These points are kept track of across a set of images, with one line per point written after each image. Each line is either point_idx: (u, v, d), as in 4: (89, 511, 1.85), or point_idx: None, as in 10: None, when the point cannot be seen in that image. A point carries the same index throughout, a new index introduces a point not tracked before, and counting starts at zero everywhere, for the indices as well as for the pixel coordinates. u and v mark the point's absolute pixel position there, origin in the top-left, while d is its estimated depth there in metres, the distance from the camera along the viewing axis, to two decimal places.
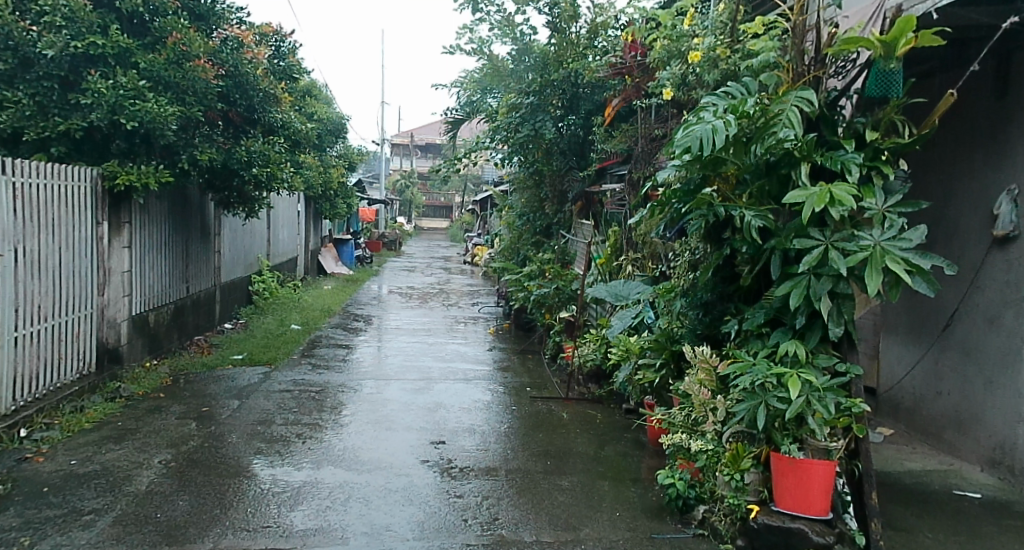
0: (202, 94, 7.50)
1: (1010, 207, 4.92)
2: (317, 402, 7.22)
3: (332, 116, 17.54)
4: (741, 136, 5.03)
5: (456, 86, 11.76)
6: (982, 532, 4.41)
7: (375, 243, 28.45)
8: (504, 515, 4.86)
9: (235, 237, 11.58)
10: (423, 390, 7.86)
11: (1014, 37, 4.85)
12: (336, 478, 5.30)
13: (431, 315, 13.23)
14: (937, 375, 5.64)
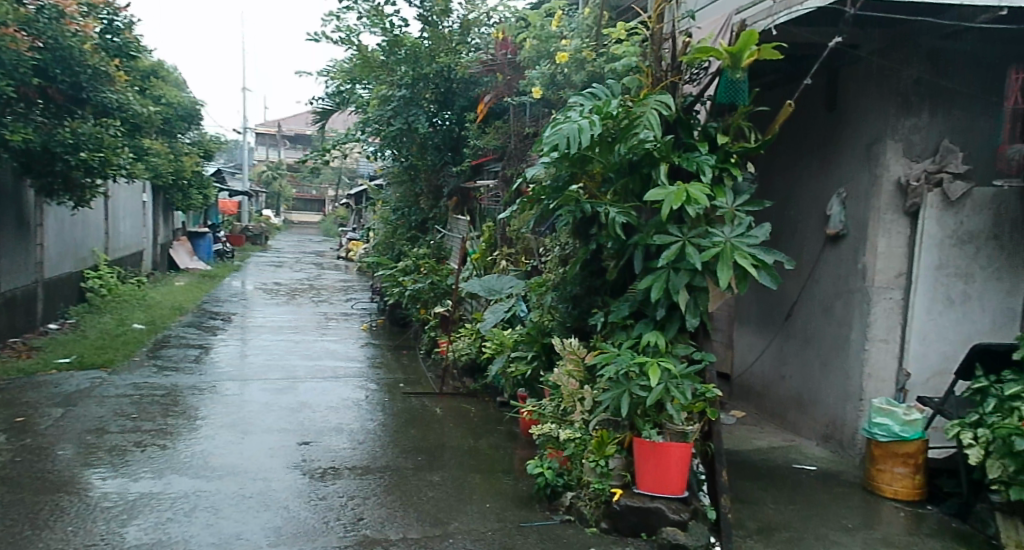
0: (13, 66, 7.16)
1: (839, 208, 5.37)
2: (161, 407, 6.95)
3: (185, 101, 16.74)
4: (606, 136, 5.29)
5: (323, 75, 11.51)
6: (817, 500, 4.90)
7: (237, 237, 27.37)
8: (369, 514, 4.90)
9: (61, 228, 10.92)
10: (286, 390, 7.73)
11: (841, 56, 5.31)
12: (182, 487, 5.17)
13: (298, 312, 12.93)
14: (781, 360, 6.11)
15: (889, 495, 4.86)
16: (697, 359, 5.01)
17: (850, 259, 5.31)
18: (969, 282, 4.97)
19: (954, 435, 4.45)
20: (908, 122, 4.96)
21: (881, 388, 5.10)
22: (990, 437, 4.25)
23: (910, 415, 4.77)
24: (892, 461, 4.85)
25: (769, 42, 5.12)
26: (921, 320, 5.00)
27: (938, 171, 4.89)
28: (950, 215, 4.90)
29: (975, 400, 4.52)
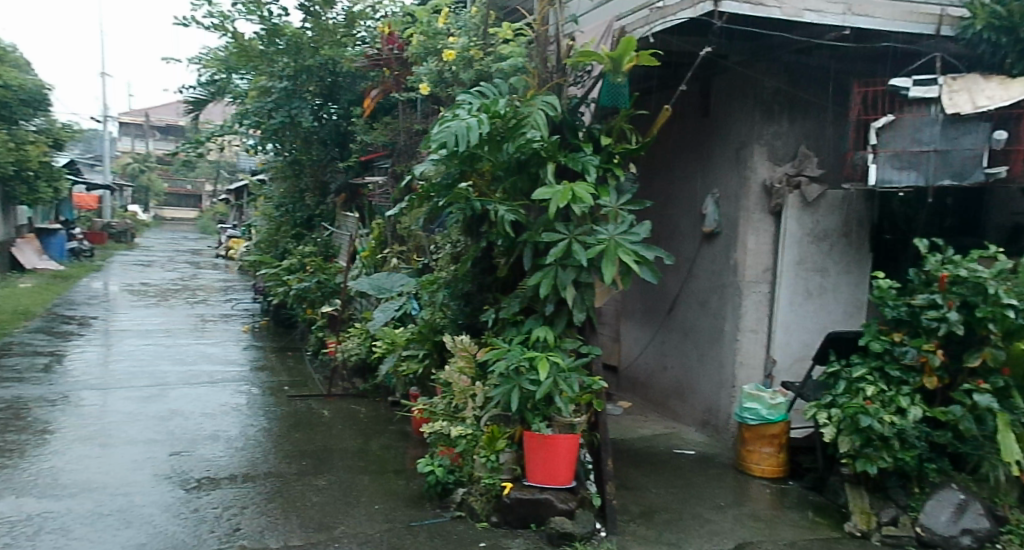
0: None
1: (713, 207, 5.67)
2: (4, 422, 6.54)
3: (31, 84, 15.57)
4: (494, 135, 5.37)
5: (195, 64, 11.09)
6: (695, 482, 5.22)
7: (98, 235, 25.83)
8: (246, 524, 4.81)
9: None
10: (154, 399, 7.43)
11: (711, 65, 5.62)
12: (30, 508, 4.90)
13: (168, 315, 12.38)
14: (664, 352, 6.39)
15: (757, 473, 5.21)
16: (585, 353, 5.18)
17: (723, 256, 5.62)
18: (824, 276, 5.36)
19: (811, 416, 4.84)
20: (771, 128, 5.30)
21: (751, 374, 5.45)
22: (842, 416, 4.64)
23: (776, 399, 5.09)
24: (760, 441, 5.20)
25: (646, 49, 5.41)
26: (785, 311, 5.35)
27: (797, 174, 5.28)
28: (807, 214, 5.26)
29: (830, 383, 4.88)
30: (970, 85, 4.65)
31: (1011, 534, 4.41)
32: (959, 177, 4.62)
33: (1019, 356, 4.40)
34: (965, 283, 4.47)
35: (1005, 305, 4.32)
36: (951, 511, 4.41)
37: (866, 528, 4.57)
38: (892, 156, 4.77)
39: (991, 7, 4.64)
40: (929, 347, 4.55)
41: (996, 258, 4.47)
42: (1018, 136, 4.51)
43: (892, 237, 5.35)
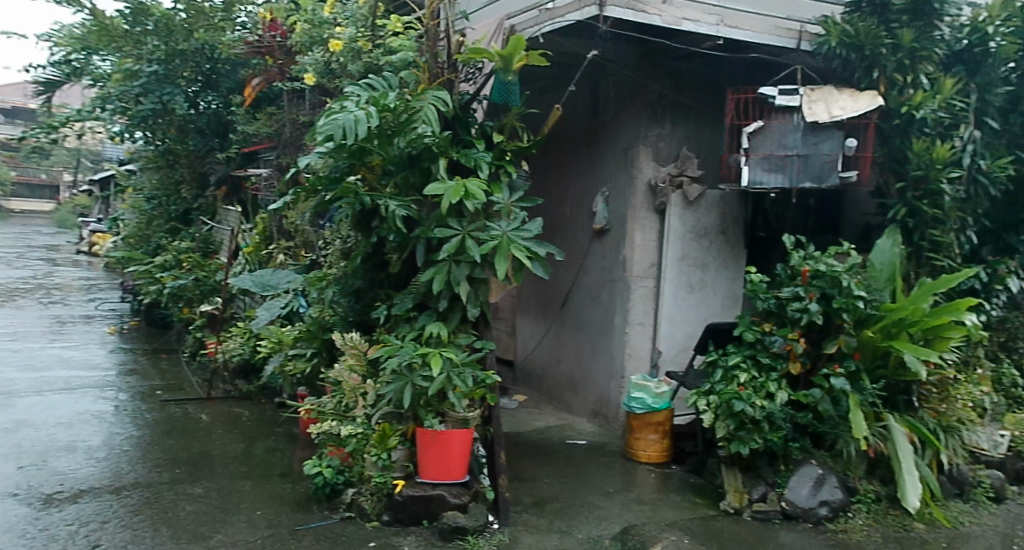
0: None
1: (603, 205, 5.85)
2: None
3: None
4: (384, 129, 5.36)
5: (47, 42, 10.28)
6: (586, 471, 5.42)
7: None
8: (108, 539, 4.56)
9: None
10: (4, 408, 6.90)
11: (599, 66, 5.80)
12: None
13: (23, 316, 11.51)
14: (558, 346, 6.54)
15: (643, 460, 5.44)
16: (478, 347, 5.25)
17: (611, 252, 5.82)
18: (704, 271, 5.67)
19: (692, 402, 5.10)
20: (655, 130, 5.54)
21: (637, 364, 5.62)
22: (719, 402, 4.94)
23: (660, 388, 5.34)
24: (645, 430, 5.43)
25: (535, 48, 5.55)
26: (669, 304, 5.61)
27: (679, 174, 5.52)
28: (688, 213, 5.57)
29: (709, 372, 5.17)
30: (826, 95, 4.95)
31: (861, 503, 4.80)
32: (818, 180, 4.91)
33: (867, 342, 4.75)
34: (824, 277, 4.80)
35: (856, 296, 4.71)
36: (810, 485, 4.77)
37: (739, 506, 4.89)
38: (762, 158, 5.03)
39: (842, 26, 4.97)
40: (793, 336, 4.86)
41: (849, 254, 4.84)
42: (866, 143, 4.94)
43: (764, 235, 5.71)
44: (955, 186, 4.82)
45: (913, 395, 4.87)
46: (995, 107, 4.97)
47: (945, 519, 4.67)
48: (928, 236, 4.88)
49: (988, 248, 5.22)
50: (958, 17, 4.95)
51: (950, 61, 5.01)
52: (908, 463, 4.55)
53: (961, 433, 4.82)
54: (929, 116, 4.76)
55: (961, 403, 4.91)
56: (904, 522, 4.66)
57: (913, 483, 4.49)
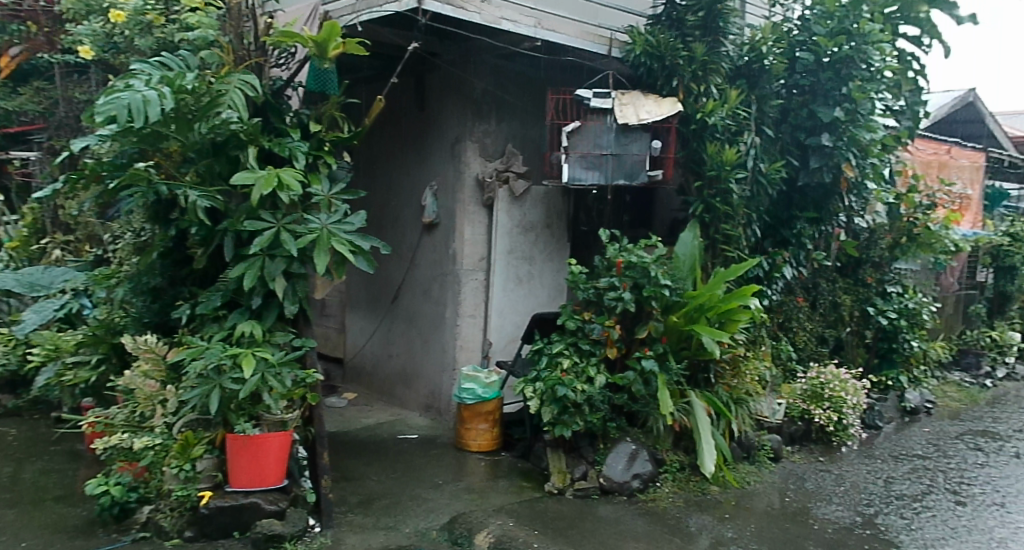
0: None
1: (432, 199, 5.92)
2: None
3: None
4: (184, 113, 4.92)
5: None
6: (414, 464, 5.48)
7: None
8: None
9: None
10: None
11: (422, 58, 5.90)
12: None
13: None
14: (388, 341, 6.52)
15: (474, 449, 5.66)
16: (297, 346, 5.05)
17: (441, 245, 5.91)
18: (531, 264, 5.96)
19: (519, 390, 5.30)
20: (482, 126, 5.72)
21: (468, 356, 5.80)
22: (544, 389, 5.17)
23: (490, 378, 5.59)
24: (476, 420, 5.65)
25: (353, 36, 5.39)
26: (499, 297, 5.83)
27: (505, 170, 5.79)
28: (516, 208, 5.83)
29: (535, 359, 5.43)
30: (634, 100, 5.38)
31: (668, 473, 5.25)
32: (630, 178, 5.34)
33: (672, 327, 5.21)
34: (635, 268, 5.22)
35: (663, 285, 5.15)
36: (625, 461, 5.14)
37: (562, 486, 5.12)
38: (580, 157, 5.33)
39: (646, 36, 5.44)
40: (610, 323, 5.24)
41: (656, 246, 5.29)
42: (669, 146, 5.42)
43: (587, 229, 6.22)
44: (741, 186, 5.38)
45: (711, 372, 5.41)
46: (771, 117, 5.58)
47: (735, 480, 5.24)
48: (721, 229, 5.42)
49: (768, 241, 5.89)
50: (740, 36, 5.56)
51: (734, 75, 5.58)
52: (706, 433, 5.08)
53: (748, 403, 5.43)
54: (719, 123, 5.27)
55: (749, 378, 5.49)
56: (702, 486, 5.17)
57: (710, 450, 5.01)
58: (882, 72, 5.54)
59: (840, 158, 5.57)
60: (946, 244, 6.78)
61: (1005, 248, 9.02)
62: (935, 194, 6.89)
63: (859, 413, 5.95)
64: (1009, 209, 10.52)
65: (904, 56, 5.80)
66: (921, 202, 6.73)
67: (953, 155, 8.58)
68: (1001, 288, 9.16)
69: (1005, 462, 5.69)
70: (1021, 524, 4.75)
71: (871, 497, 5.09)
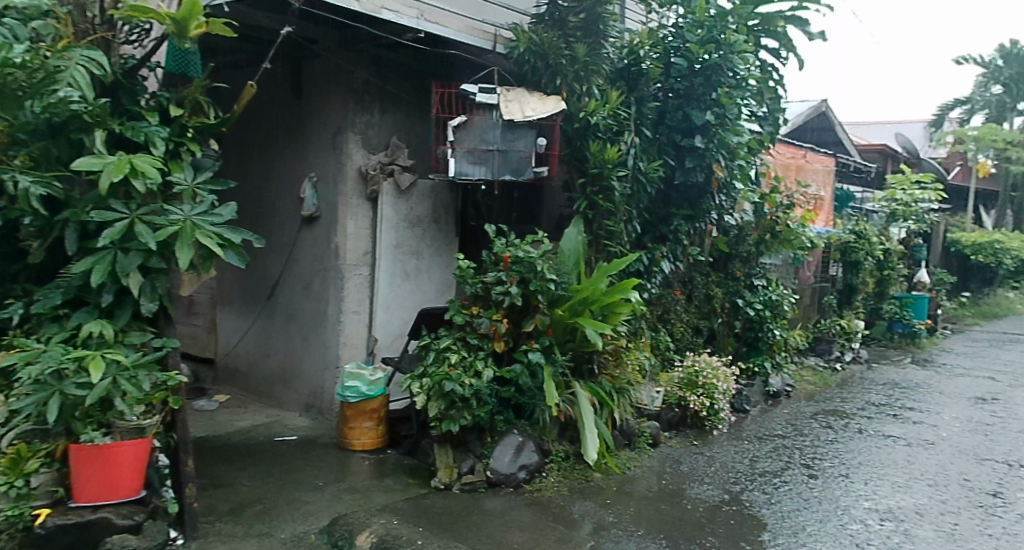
0: None
1: (312, 191, 5.94)
2: None
3: None
4: (11, 88, 4.27)
5: None
6: (293, 467, 5.27)
7: None
8: None
9: None
10: None
11: (300, 46, 5.87)
12: None
13: None
14: (265, 339, 6.43)
15: (358, 448, 5.54)
16: (158, 346, 4.42)
17: (322, 239, 5.95)
18: (419, 259, 6.14)
19: (406, 387, 5.26)
20: (364, 118, 5.80)
21: (354, 353, 5.89)
22: (431, 384, 5.15)
23: (375, 375, 5.54)
24: (360, 417, 5.55)
25: (219, 17, 5.12)
26: (385, 292, 5.97)
27: (390, 163, 5.89)
28: (401, 202, 5.97)
29: (422, 355, 5.40)
30: (519, 97, 5.55)
31: (554, 463, 5.37)
32: (516, 173, 5.52)
33: (557, 320, 5.34)
34: (522, 263, 5.33)
35: (548, 279, 5.29)
36: (511, 453, 5.19)
37: (448, 481, 5.10)
38: (467, 152, 5.45)
39: (530, 34, 5.60)
40: (498, 317, 5.29)
41: (542, 242, 5.45)
42: (553, 142, 5.67)
43: (475, 224, 6.43)
44: (622, 183, 5.71)
45: (595, 363, 5.66)
46: (649, 119, 6.00)
47: (616, 466, 5.46)
48: (604, 225, 5.72)
49: (648, 237, 6.29)
50: (619, 39, 5.93)
51: (614, 76, 5.96)
52: (590, 422, 5.25)
53: (629, 393, 5.71)
54: (600, 122, 5.58)
55: (630, 367, 5.82)
56: (585, 474, 5.34)
57: (592, 438, 5.19)
58: (745, 80, 6.08)
59: (711, 159, 6.12)
60: (802, 241, 7.46)
61: (851, 245, 9.97)
62: (793, 195, 7.60)
63: (728, 398, 6.46)
64: (855, 210, 11.81)
65: (765, 67, 6.40)
66: (782, 202, 7.43)
67: (807, 159, 9.57)
68: (848, 282, 10.07)
69: (849, 439, 6.32)
70: (861, 492, 5.28)
71: (737, 475, 5.48)
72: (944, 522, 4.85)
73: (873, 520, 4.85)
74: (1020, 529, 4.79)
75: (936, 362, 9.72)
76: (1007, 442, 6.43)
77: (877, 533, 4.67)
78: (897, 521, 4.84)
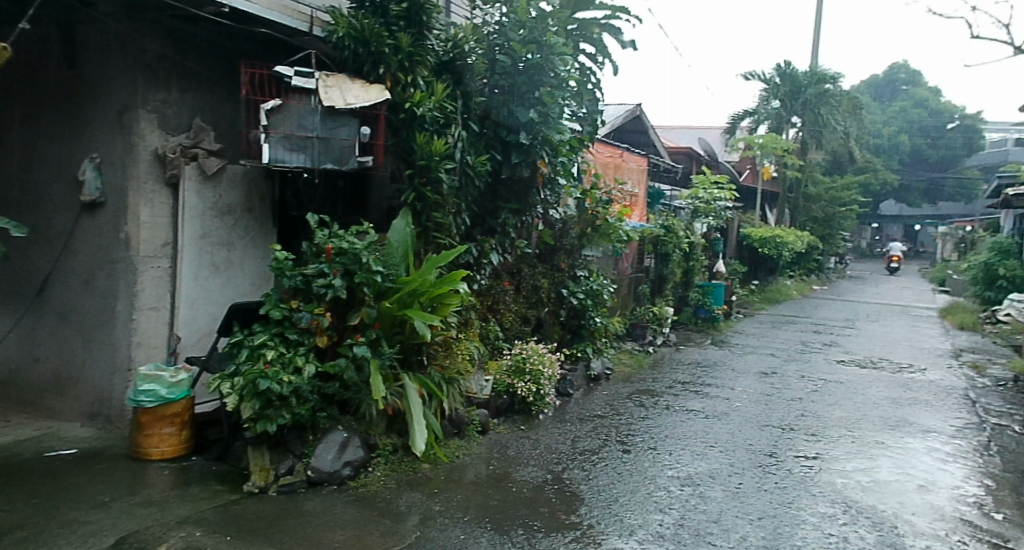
0: None
1: (94, 173, 5.38)
2: None
3: None
4: None
5: None
6: (70, 484, 4.72)
7: None
8: None
9: None
10: None
11: (77, 11, 5.30)
12: None
13: None
14: (34, 341, 5.73)
15: (156, 457, 5.09)
16: None
17: (108, 228, 5.41)
18: (230, 250, 5.82)
19: (215, 388, 4.92)
20: (159, 95, 5.35)
21: (152, 353, 5.46)
22: (243, 384, 4.82)
23: (176, 377, 5.13)
24: (159, 423, 5.10)
25: None
26: (189, 286, 5.58)
27: (192, 146, 5.50)
28: (208, 188, 5.61)
29: (233, 353, 5.07)
30: (340, 83, 5.42)
31: (380, 457, 5.26)
32: (339, 162, 5.42)
33: (385, 312, 5.25)
34: (346, 255, 5.19)
35: (374, 272, 5.17)
36: (335, 450, 5.02)
37: (263, 484, 4.81)
38: (283, 137, 5.25)
39: (349, 19, 5.49)
40: (320, 311, 5.09)
41: (368, 233, 5.34)
42: (378, 133, 5.61)
43: (297, 214, 6.23)
44: (449, 176, 5.78)
45: (424, 354, 5.70)
46: (475, 113, 6.18)
47: (444, 456, 5.50)
48: (432, 218, 5.77)
49: (478, 230, 6.55)
50: (443, 32, 6.05)
51: (440, 69, 6.06)
52: (418, 413, 5.24)
53: (459, 382, 5.84)
54: (427, 114, 5.60)
55: (460, 358, 5.93)
56: (413, 466, 5.30)
57: (421, 429, 5.17)
58: (566, 80, 6.46)
59: (535, 156, 6.53)
60: (619, 234, 8.20)
61: (662, 238, 10.73)
62: (611, 192, 8.26)
63: (553, 383, 6.77)
64: (666, 205, 13.04)
65: (585, 70, 6.99)
66: (601, 198, 8.09)
67: (624, 158, 10.46)
68: (659, 272, 10.88)
69: (657, 415, 6.85)
70: (667, 462, 5.75)
71: (559, 455, 5.74)
72: (731, 483, 5.39)
73: (675, 486, 5.29)
74: (790, 482, 5.44)
75: (731, 342, 10.78)
76: (782, 409, 7.29)
77: (678, 497, 5.11)
78: (694, 485, 5.31)
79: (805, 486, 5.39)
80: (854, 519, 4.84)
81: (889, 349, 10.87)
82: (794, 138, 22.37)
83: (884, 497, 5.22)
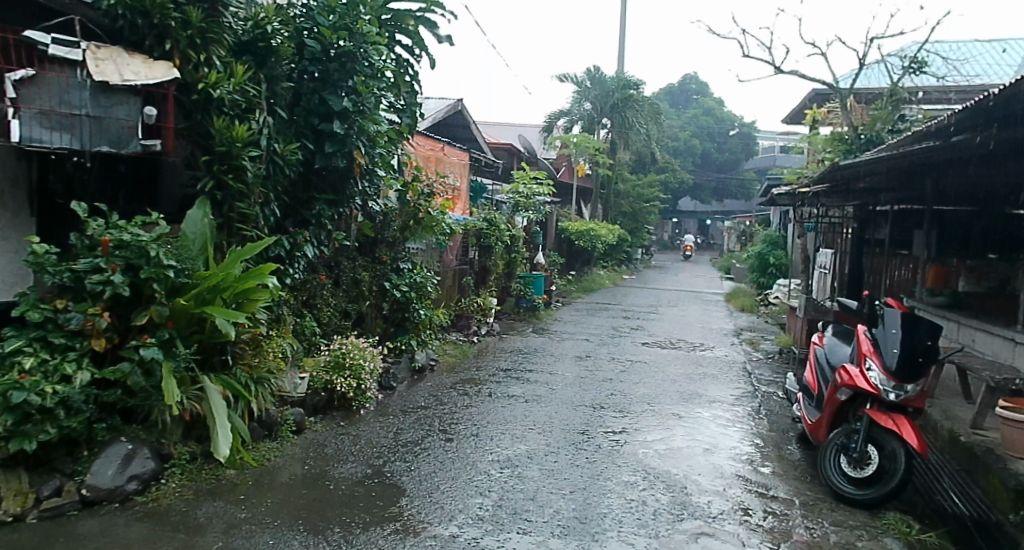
0: None
1: None
2: None
3: None
4: None
5: None
6: None
7: None
8: None
9: None
10: None
11: None
12: None
13: None
14: None
15: None
16: None
17: None
18: None
19: None
20: None
21: None
22: None
23: None
24: None
25: None
26: None
27: None
28: None
29: None
30: (114, 56, 5.03)
31: (175, 468, 4.83)
32: (116, 145, 5.01)
33: (180, 310, 4.82)
34: (128, 248, 4.72)
35: (165, 266, 4.76)
36: (117, 465, 4.53)
37: (20, 511, 4.23)
38: (38, 114, 4.76)
39: None
40: (95, 311, 4.59)
41: (157, 224, 4.88)
42: (166, 115, 5.19)
43: (64, 202, 5.59)
44: (254, 164, 5.41)
45: (229, 353, 5.30)
46: (283, 99, 5.86)
47: (252, 460, 5.13)
48: (236, 208, 5.40)
49: (289, 221, 6.22)
50: (241, 11, 5.66)
51: (239, 49, 5.66)
52: (221, 416, 4.87)
53: (269, 382, 5.48)
54: (225, 97, 5.23)
55: (271, 356, 5.61)
56: (215, 473, 4.91)
57: (225, 435, 4.80)
58: (381, 71, 6.34)
59: (351, 146, 6.25)
60: (442, 227, 8.09)
61: (484, 231, 10.76)
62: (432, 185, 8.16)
63: (374, 377, 6.59)
64: (487, 199, 13.22)
65: (401, 62, 6.88)
66: (424, 191, 7.93)
67: (445, 152, 10.38)
68: (482, 263, 10.94)
69: (480, 403, 6.84)
70: (490, 447, 5.73)
71: (380, 449, 5.56)
72: (547, 461, 5.46)
73: (494, 470, 5.28)
74: (600, 456, 5.59)
75: (549, 330, 11.04)
76: (595, 389, 7.54)
77: (496, 480, 5.09)
78: (513, 467, 5.33)
79: (612, 458, 5.56)
80: (652, 484, 5.06)
81: (684, 330, 11.61)
82: (603, 138, 23.41)
83: (678, 462, 5.50)
